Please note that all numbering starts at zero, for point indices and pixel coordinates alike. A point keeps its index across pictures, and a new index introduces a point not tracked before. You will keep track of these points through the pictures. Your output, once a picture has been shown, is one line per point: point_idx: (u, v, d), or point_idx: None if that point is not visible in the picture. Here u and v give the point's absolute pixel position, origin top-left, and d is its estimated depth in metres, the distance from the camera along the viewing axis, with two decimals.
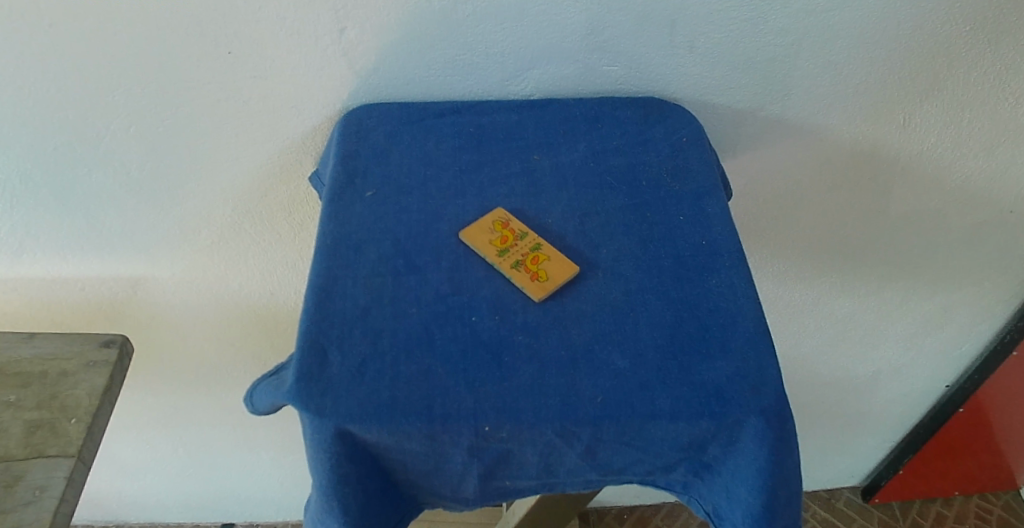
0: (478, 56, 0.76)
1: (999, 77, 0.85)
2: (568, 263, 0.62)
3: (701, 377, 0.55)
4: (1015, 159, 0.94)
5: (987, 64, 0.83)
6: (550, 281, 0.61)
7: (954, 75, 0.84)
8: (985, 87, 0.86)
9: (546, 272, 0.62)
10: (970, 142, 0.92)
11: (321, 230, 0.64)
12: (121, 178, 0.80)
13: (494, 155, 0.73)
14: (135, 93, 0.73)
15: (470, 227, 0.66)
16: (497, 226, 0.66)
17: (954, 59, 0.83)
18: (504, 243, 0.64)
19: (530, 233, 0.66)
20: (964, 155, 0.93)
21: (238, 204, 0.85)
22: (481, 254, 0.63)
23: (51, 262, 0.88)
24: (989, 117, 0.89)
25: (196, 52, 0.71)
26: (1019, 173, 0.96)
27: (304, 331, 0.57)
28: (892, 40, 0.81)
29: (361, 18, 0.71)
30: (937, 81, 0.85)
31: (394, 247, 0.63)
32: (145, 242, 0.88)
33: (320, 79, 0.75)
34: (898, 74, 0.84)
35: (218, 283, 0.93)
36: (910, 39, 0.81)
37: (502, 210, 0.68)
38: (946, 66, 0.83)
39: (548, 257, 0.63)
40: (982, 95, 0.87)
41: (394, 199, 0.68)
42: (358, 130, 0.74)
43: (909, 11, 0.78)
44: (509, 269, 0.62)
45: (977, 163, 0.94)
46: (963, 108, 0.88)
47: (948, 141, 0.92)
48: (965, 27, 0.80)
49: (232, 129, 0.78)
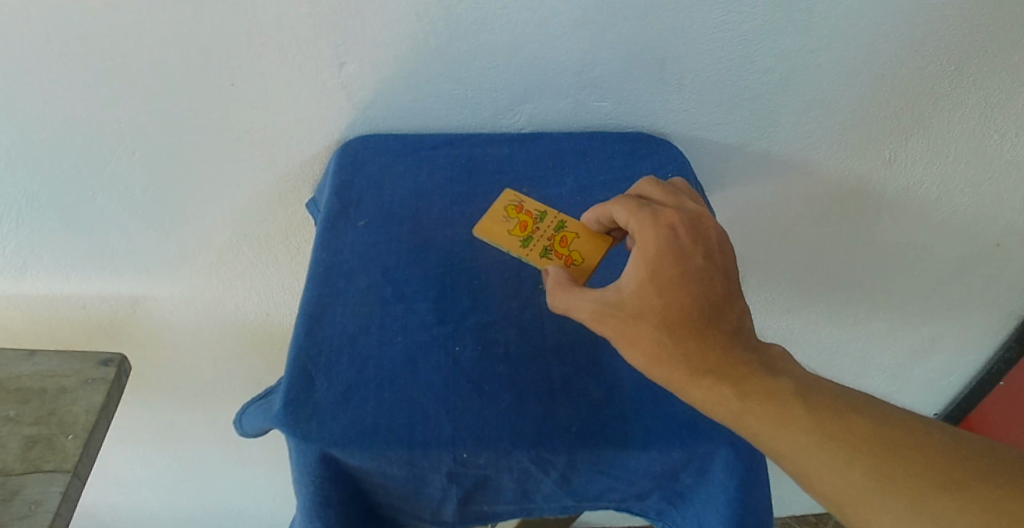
0: (473, 91, 0.79)
1: (984, 116, 0.88)
2: (594, 236, 0.66)
3: (674, 408, 0.59)
4: (1001, 195, 0.97)
5: (973, 104, 0.86)
6: (583, 259, 0.64)
7: (940, 113, 0.87)
8: (971, 125, 0.89)
9: (579, 252, 0.65)
10: (955, 178, 0.94)
11: (314, 258, 0.67)
12: (124, 201, 0.83)
13: (484, 187, 0.76)
14: (140, 121, 0.76)
15: (489, 218, 0.70)
16: (513, 212, 0.70)
17: (941, 98, 0.86)
18: (525, 230, 0.68)
19: (546, 211, 0.69)
20: (950, 191, 0.96)
21: (237, 228, 0.88)
22: (508, 246, 0.67)
23: (53, 281, 0.90)
24: (975, 154, 0.92)
25: (201, 83, 0.74)
26: (1004, 207, 0.99)
27: (293, 356, 0.59)
28: (879, 81, 0.83)
29: (360, 54, 0.74)
30: (924, 120, 0.88)
31: (383, 275, 0.66)
32: (146, 263, 0.90)
33: (321, 111, 0.78)
34: (886, 110, 0.87)
35: (216, 303, 0.95)
36: (895, 79, 0.83)
37: (511, 191, 0.72)
38: (933, 104, 0.86)
39: (575, 235, 0.66)
40: (968, 133, 0.89)
41: (385, 228, 0.71)
42: (354, 160, 0.76)
43: (895, 50, 0.81)
44: (539, 255, 0.65)
45: (964, 198, 0.97)
46: (948, 147, 0.91)
47: (934, 177, 0.94)
48: (951, 68, 0.83)
49: (234, 155, 0.81)
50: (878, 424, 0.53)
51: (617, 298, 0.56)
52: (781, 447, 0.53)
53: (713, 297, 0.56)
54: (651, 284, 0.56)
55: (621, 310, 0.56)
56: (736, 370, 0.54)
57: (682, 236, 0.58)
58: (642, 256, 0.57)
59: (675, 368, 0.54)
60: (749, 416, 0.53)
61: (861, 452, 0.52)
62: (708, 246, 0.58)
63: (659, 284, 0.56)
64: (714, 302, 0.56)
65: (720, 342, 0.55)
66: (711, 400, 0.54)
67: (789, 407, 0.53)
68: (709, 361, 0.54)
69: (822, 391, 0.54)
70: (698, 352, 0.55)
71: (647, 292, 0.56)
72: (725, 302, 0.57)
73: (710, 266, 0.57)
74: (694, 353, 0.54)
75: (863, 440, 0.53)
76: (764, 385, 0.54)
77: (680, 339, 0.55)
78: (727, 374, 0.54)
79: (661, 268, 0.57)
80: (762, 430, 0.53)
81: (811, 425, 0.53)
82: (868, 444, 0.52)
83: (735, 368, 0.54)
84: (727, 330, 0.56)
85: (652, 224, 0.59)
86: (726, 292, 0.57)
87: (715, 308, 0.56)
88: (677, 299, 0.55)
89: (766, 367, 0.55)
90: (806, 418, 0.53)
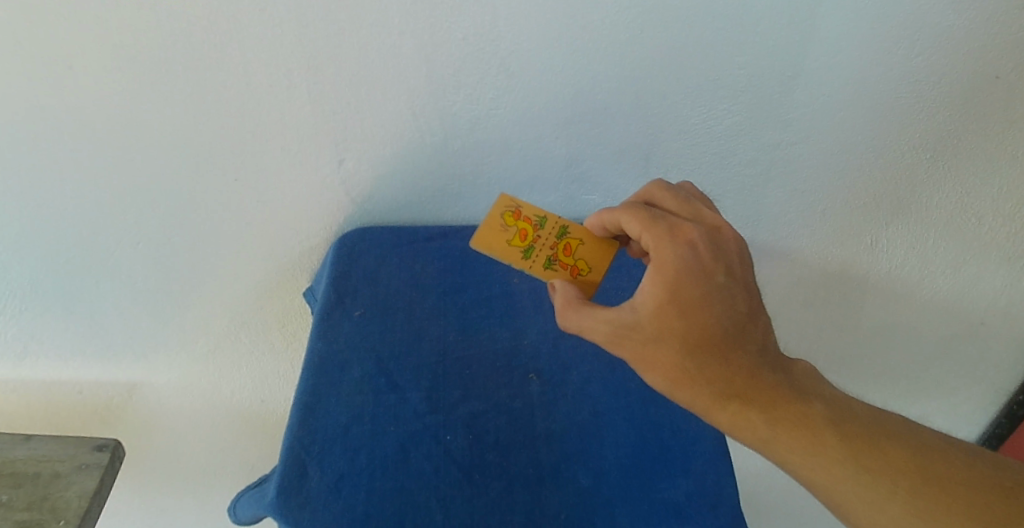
0: (467, 185, 0.83)
1: (960, 202, 0.92)
2: (596, 242, 0.71)
3: (661, 494, 0.66)
4: (980, 277, 1.01)
5: (948, 190, 0.91)
6: (589, 269, 0.70)
7: (917, 199, 0.91)
8: (948, 210, 0.93)
9: (583, 260, 0.70)
10: (936, 260, 0.98)
11: (309, 348, 0.71)
12: (127, 289, 0.85)
13: (477, 279, 0.79)
14: (144, 213, 0.79)
15: (489, 227, 0.72)
16: (512, 220, 0.72)
17: (918, 184, 0.90)
18: (526, 238, 0.71)
19: (544, 215, 0.72)
20: (931, 272, 0.99)
21: (235, 315, 0.90)
22: (515, 260, 0.71)
23: (52, 367, 0.91)
24: (953, 237, 0.96)
25: (206, 178, 0.77)
26: (985, 289, 1.02)
27: (287, 446, 0.63)
28: (857, 170, 0.88)
29: (359, 151, 0.78)
30: (902, 206, 0.92)
31: (377, 365, 0.70)
32: (144, 349, 0.92)
33: (320, 204, 0.81)
34: (867, 197, 0.91)
35: (211, 390, 0.97)
36: (873, 169, 0.88)
37: (506, 194, 0.73)
38: (911, 190, 0.90)
39: (579, 242, 0.71)
40: (946, 219, 0.93)
41: (379, 319, 0.74)
42: (349, 253, 0.78)
43: (867, 145, 0.86)
44: (547, 268, 0.70)
45: (945, 279, 1.00)
46: (927, 230, 0.95)
47: (916, 259, 0.98)
48: (926, 156, 0.87)
49: (235, 246, 0.84)
50: (891, 441, 0.60)
51: (633, 319, 0.61)
52: (803, 466, 0.59)
53: (734, 315, 0.62)
54: (666, 306, 0.61)
55: (641, 333, 0.61)
56: (760, 391, 0.60)
57: (700, 252, 0.62)
58: (661, 272, 0.62)
59: (701, 390, 0.60)
60: (775, 437, 0.60)
61: (879, 469, 0.58)
62: (728, 262, 0.63)
63: (679, 303, 0.61)
64: (735, 320, 0.61)
65: (743, 364, 0.61)
66: (739, 423, 0.60)
67: (811, 428, 0.59)
68: (735, 383, 0.60)
69: (846, 412, 0.61)
70: (724, 375, 0.61)
71: (668, 311, 0.61)
72: (747, 321, 0.62)
73: (731, 283, 0.62)
74: (717, 374, 0.61)
75: (880, 457, 0.59)
76: (786, 408, 0.60)
77: (705, 362, 0.60)
78: (753, 397, 0.60)
79: (682, 287, 0.61)
80: (787, 450, 0.59)
81: (840, 445, 0.59)
82: (888, 462, 0.59)
83: (760, 390, 0.60)
84: (749, 349, 0.61)
85: (672, 241, 0.62)
86: (747, 310, 0.62)
87: (738, 327, 0.61)
88: (698, 319, 0.61)
89: (791, 388, 0.61)
90: (827, 439, 0.59)
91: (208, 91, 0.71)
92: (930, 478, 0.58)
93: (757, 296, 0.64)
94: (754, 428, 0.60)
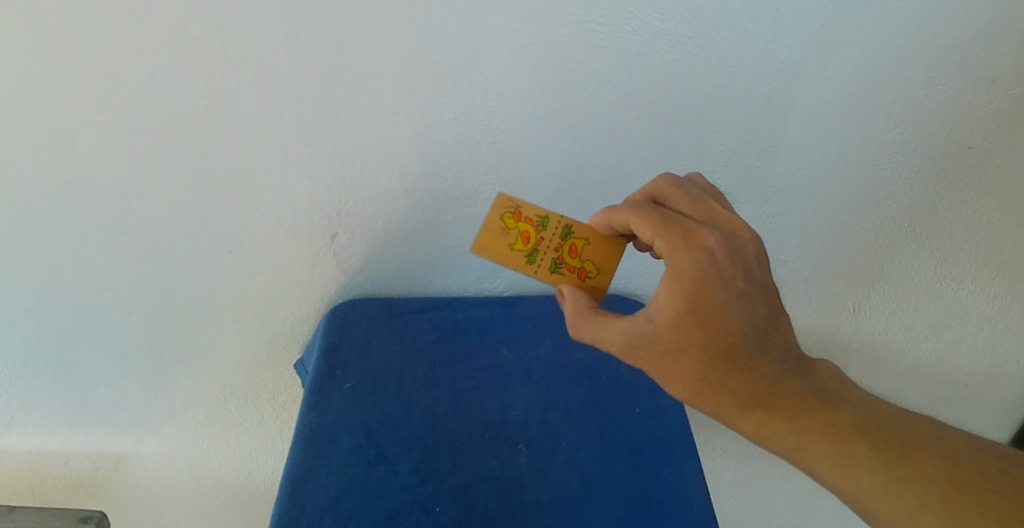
0: (457, 258, 0.84)
1: (938, 268, 0.96)
2: (602, 242, 0.70)
3: None
4: (961, 340, 1.04)
5: (927, 257, 0.95)
6: (596, 271, 0.71)
7: (898, 266, 0.95)
8: (928, 274, 0.97)
9: (590, 260, 0.71)
10: (918, 325, 1.01)
11: (300, 419, 0.72)
12: (118, 359, 0.85)
13: (467, 349, 0.81)
14: (138, 285, 0.80)
15: (490, 232, 0.71)
16: (513, 223, 0.71)
17: (896, 252, 0.94)
18: (528, 242, 0.71)
19: (546, 214, 0.71)
20: (914, 337, 1.02)
21: (225, 386, 0.90)
22: (520, 265, 0.71)
23: (38, 437, 0.91)
24: (934, 302, 0.99)
25: (201, 250, 0.79)
26: (967, 351, 1.05)
27: (275, 519, 0.64)
28: (838, 240, 0.92)
29: (352, 225, 0.79)
30: (884, 273, 0.96)
31: (367, 436, 0.71)
32: (133, 420, 0.92)
33: (313, 276, 0.83)
34: (848, 267, 0.94)
35: (198, 462, 0.96)
36: (853, 238, 0.92)
37: (504, 194, 0.71)
38: (891, 258, 0.94)
39: (584, 242, 0.71)
40: (926, 284, 0.97)
41: (368, 392, 0.75)
42: (342, 323, 0.80)
43: (847, 217, 0.90)
44: (553, 271, 0.71)
45: (927, 344, 1.04)
46: (908, 297, 0.98)
47: (899, 325, 1.01)
48: (903, 226, 0.91)
49: (228, 317, 0.84)
50: (916, 445, 0.61)
51: (651, 330, 0.62)
52: (829, 474, 0.61)
53: (756, 323, 0.61)
54: (683, 316, 0.60)
55: (661, 347, 0.62)
56: (784, 401, 0.62)
57: (719, 259, 0.61)
58: (678, 281, 0.60)
59: (724, 402, 0.62)
60: (800, 446, 0.61)
61: (910, 478, 0.59)
62: (747, 266, 0.62)
63: (698, 313, 0.60)
64: (758, 327, 0.61)
65: (765, 373, 0.62)
66: (764, 432, 0.62)
67: (835, 436, 0.61)
68: (758, 393, 0.62)
69: (872, 420, 0.62)
70: (747, 386, 0.62)
71: (687, 322, 0.60)
72: (769, 326, 0.62)
73: (751, 288, 0.61)
74: (740, 386, 0.62)
75: (911, 465, 0.60)
76: (810, 417, 0.62)
77: (727, 373, 0.61)
78: (776, 406, 0.62)
79: (700, 297, 0.60)
80: (813, 460, 0.61)
81: (867, 455, 0.60)
82: (915, 468, 0.60)
83: (784, 400, 0.62)
84: (772, 356, 0.62)
85: (687, 248, 0.61)
86: (770, 315, 0.62)
87: (760, 335, 0.61)
88: (719, 330, 0.60)
89: (816, 397, 0.62)
90: (851, 447, 0.60)
91: (208, 167, 0.73)
92: (963, 483, 0.59)
93: (778, 296, 0.63)
94: (780, 437, 0.62)
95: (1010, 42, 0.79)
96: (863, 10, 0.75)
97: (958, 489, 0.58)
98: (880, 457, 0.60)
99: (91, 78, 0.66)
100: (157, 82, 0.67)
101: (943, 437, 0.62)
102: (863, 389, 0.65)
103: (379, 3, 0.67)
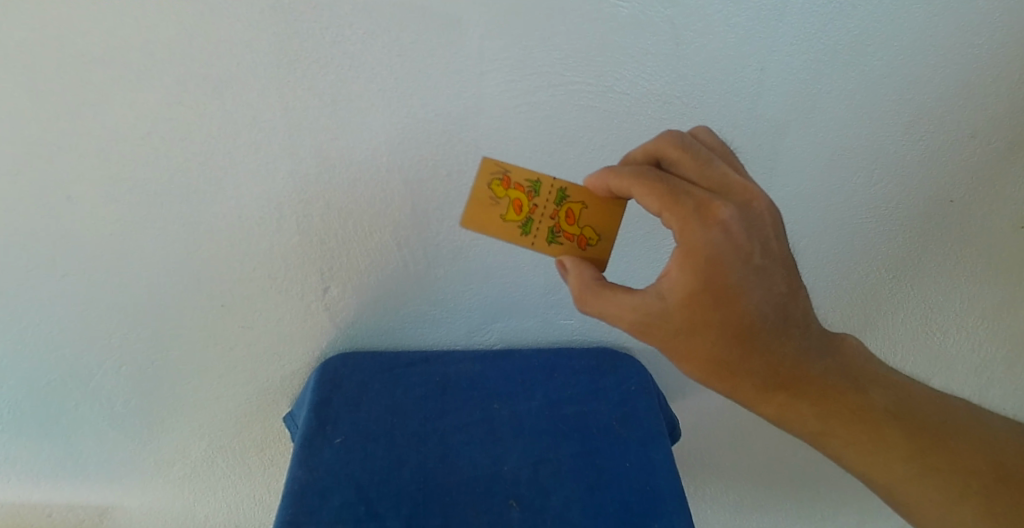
0: (447, 310, 0.85)
1: (924, 319, 0.98)
2: (599, 205, 0.68)
3: None
4: (949, 389, 1.05)
5: (913, 307, 0.97)
6: (595, 236, 0.68)
7: (884, 316, 0.97)
8: (913, 323, 0.98)
9: (588, 226, 0.68)
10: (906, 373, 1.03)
11: (289, 475, 0.72)
12: (105, 411, 0.85)
13: (457, 403, 0.82)
14: (129, 337, 0.80)
15: (480, 203, 0.68)
16: (503, 189, 0.68)
17: (883, 301, 0.96)
18: (521, 210, 0.68)
19: (536, 179, 0.68)
20: None
21: (213, 439, 0.90)
22: (516, 235, 0.68)
23: (22, 490, 0.90)
24: (920, 351, 1.01)
25: (192, 303, 0.79)
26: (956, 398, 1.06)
27: None
28: (826, 291, 0.93)
29: (344, 279, 0.80)
30: (870, 324, 0.98)
31: (356, 492, 0.71)
32: (118, 472, 0.91)
33: (305, 329, 0.83)
34: (836, 316, 0.96)
35: (185, 513, 0.97)
36: (838, 290, 0.94)
37: (488, 158, 0.68)
38: (877, 308, 0.96)
39: (580, 206, 0.68)
40: (912, 334, 0.99)
41: (359, 447, 0.75)
42: (333, 377, 0.81)
43: (833, 269, 0.92)
44: (551, 241, 0.68)
45: None
46: (895, 346, 1.00)
47: None
48: (888, 276, 0.93)
49: (217, 369, 0.85)
50: (939, 427, 0.64)
51: (662, 310, 0.62)
52: (853, 458, 0.63)
53: (772, 301, 0.62)
54: (695, 297, 0.61)
55: (675, 327, 0.62)
56: (805, 382, 0.63)
57: (733, 233, 0.60)
58: (692, 258, 0.60)
59: (741, 385, 0.63)
60: (823, 429, 0.64)
61: (944, 468, 0.62)
62: (763, 241, 0.61)
63: (713, 292, 0.61)
64: (776, 306, 0.62)
65: (782, 353, 0.63)
66: (785, 414, 0.64)
67: (858, 418, 0.63)
68: (776, 374, 0.63)
69: (898, 405, 0.64)
70: (767, 368, 0.63)
71: (702, 302, 0.61)
72: (786, 303, 0.62)
73: (768, 263, 0.62)
74: (758, 367, 0.63)
75: (944, 455, 0.62)
76: (833, 399, 0.64)
77: (744, 353, 0.62)
78: (797, 387, 0.63)
79: (714, 275, 0.60)
80: (836, 444, 0.63)
81: (898, 445, 0.63)
82: (950, 459, 0.62)
83: (804, 380, 0.63)
84: (790, 335, 0.63)
85: (700, 223, 0.60)
86: (788, 291, 0.62)
87: (778, 312, 0.62)
88: (735, 309, 0.61)
89: (837, 378, 0.64)
90: (876, 429, 0.63)
91: (202, 222, 0.74)
92: (997, 474, 0.62)
93: (794, 266, 0.63)
94: (802, 420, 0.64)
95: (988, 105, 0.80)
96: (843, 74, 0.77)
97: (986, 473, 0.62)
98: (904, 440, 0.63)
99: (88, 135, 0.67)
100: (152, 139, 0.69)
101: (962, 418, 0.65)
102: (887, 368, 0.67)
103: (372, 66, 0.69)
